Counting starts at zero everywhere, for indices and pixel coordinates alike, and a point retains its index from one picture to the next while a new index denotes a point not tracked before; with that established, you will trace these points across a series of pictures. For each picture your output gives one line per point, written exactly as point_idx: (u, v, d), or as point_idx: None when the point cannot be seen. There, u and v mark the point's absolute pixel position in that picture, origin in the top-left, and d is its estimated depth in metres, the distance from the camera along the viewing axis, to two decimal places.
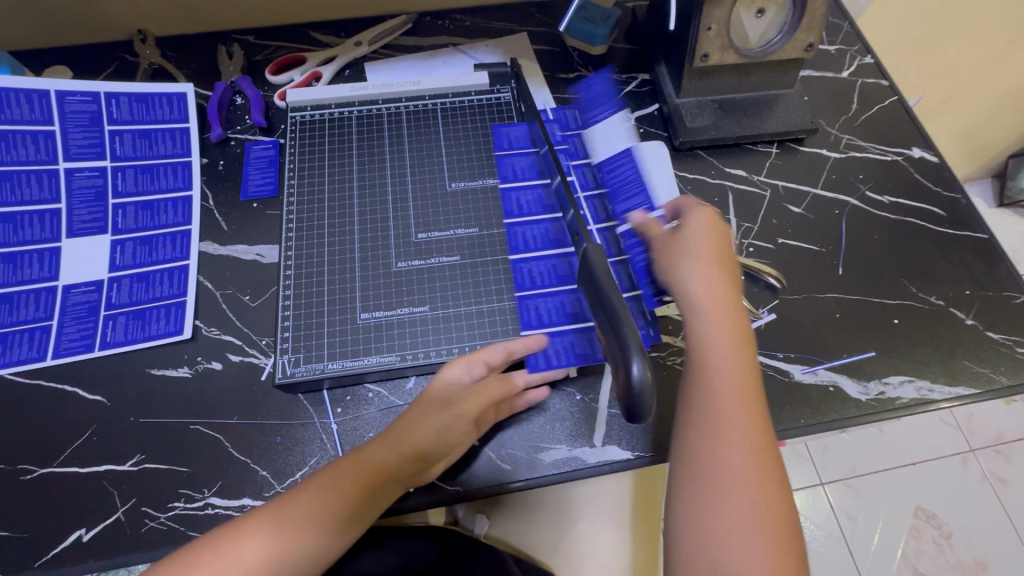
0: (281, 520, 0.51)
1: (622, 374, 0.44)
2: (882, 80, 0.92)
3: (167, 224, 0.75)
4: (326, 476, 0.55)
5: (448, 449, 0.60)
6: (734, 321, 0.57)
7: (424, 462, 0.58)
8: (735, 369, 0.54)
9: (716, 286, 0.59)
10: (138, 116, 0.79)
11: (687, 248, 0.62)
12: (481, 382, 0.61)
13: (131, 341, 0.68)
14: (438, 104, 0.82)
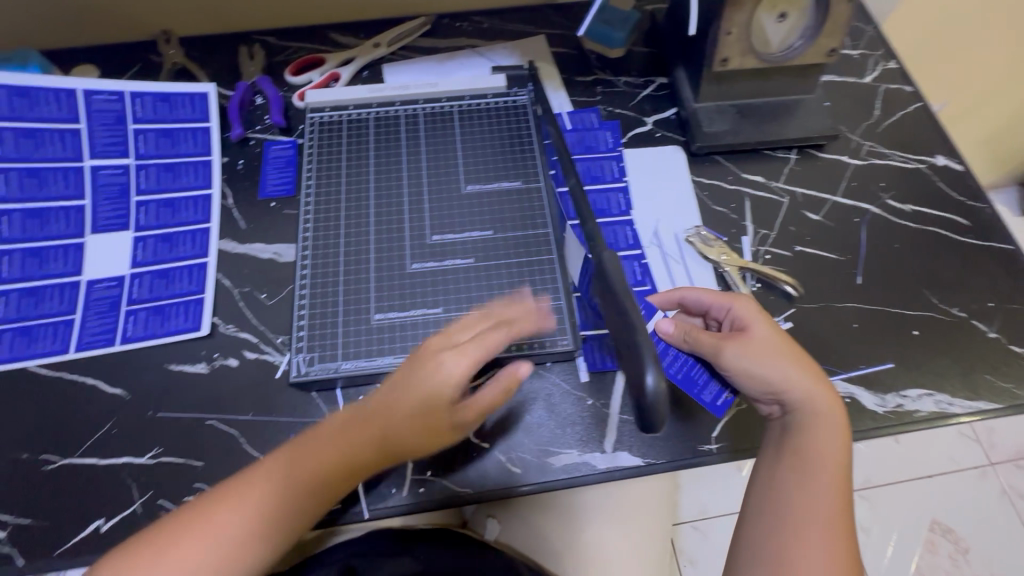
0: (265, 520, 0.54)
1: (635, 382, 0.44)
2: (906, 86, 0.90)
3: (189, 222, 0.76)
4: (306, 478, 0.54)
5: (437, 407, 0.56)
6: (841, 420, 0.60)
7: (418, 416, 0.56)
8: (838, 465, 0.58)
9: (817, 385, 0.60)
10: (160, 115, 0.80)
11: (771, 350, 0.61)
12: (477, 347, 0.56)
13: (150, 336, 0.69)
14: (455, 106, 0.82)
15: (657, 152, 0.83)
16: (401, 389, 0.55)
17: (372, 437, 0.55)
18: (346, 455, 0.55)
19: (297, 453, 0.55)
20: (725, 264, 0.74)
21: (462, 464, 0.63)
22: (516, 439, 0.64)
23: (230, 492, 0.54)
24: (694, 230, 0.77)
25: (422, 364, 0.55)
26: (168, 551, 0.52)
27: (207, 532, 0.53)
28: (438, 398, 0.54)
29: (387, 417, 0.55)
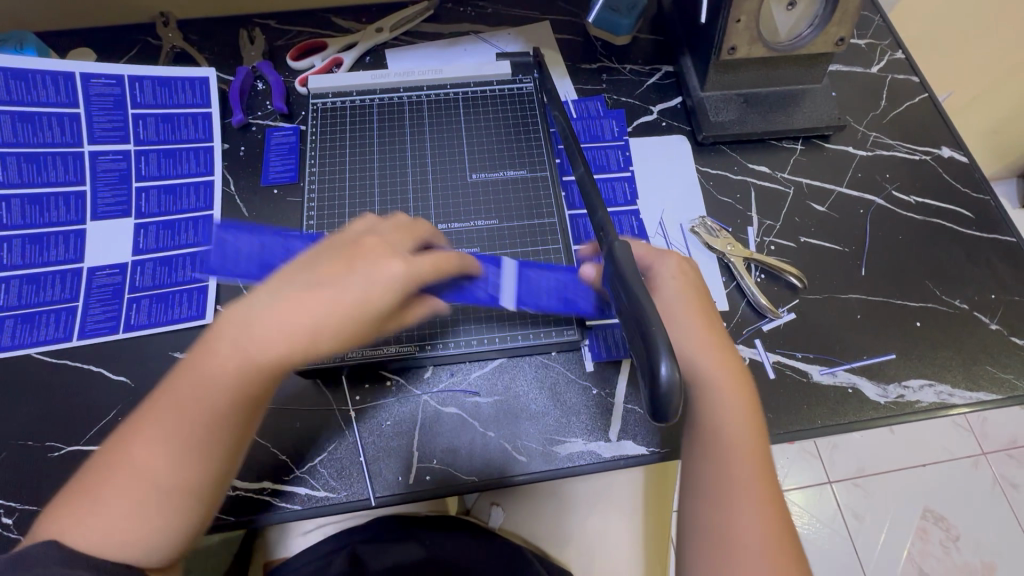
0: (175, 453, 0.44)
1: (646, 373, 0.44)
2: (913, 77, 0.89)
3: (191, 210, 0.76)
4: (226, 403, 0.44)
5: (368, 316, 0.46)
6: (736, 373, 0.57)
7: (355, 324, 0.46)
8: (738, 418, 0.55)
9: (712, 346, 0.57)
10: (160, 100, 0.79)
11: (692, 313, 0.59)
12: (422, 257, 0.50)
13: (155, 324, 0.69)
14: (459, 94, 0.81)
15: (663, 142, 0.83)
16: (337, 294, 0.45)
17: (286, 347, 0.44)
18: (245, 367, 0.44)
19: (189, 377, 0.44)
20: (730, 255, 0.73)
21: (469, 453, 0.64)
22: (523, 428, 0.65)
23: (134, 431, 0.45)
24: (700, 220, 0.77)
25: (353, 265, 0.46)
26: (86, 504, 0.44)
27: (119, 476, 0.44)
28: (377, 304, 0.46)
29: (311, 324, 0.44)
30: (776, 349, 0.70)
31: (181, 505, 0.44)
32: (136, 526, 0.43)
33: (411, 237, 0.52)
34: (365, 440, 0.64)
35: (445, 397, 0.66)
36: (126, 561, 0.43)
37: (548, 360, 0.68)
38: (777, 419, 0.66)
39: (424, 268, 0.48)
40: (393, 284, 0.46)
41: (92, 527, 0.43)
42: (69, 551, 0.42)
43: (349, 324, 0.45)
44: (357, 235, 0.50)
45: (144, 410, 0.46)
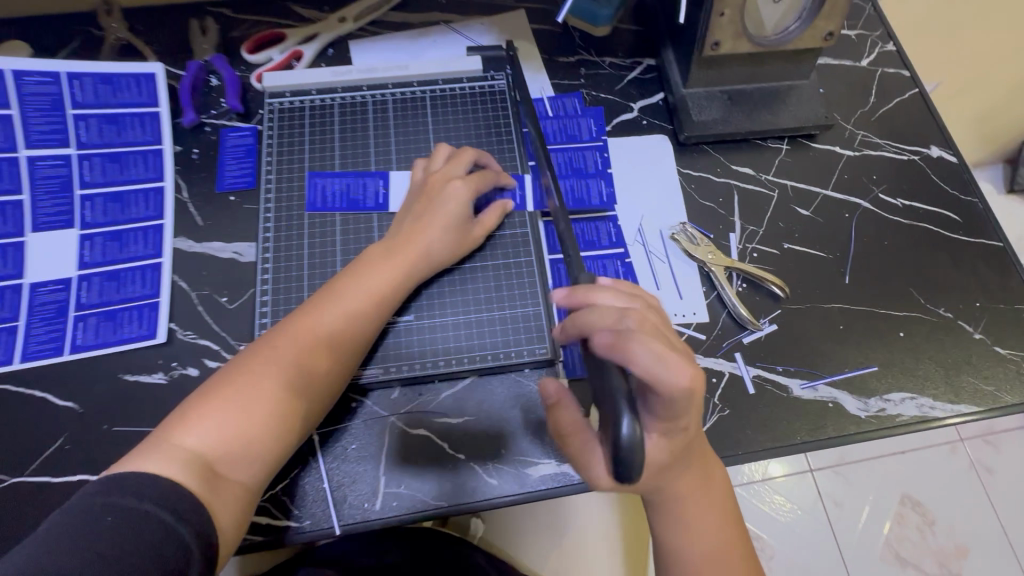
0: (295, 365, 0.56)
1: (613, 430, 0.43)
2: (903, 71, 0.86)
3: (140, 219, 0.71)
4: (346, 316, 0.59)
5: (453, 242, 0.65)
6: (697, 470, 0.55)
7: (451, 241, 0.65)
8: (700, 513, 0.56)
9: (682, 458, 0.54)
10: (101, 98, 0.73)
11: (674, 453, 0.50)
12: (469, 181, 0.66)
13: (102, 345, 0.64)
14: (427, 92, 0.77)
15: (643, 142, 0.79)
16: (431, 218, 0.64)
17: (400, 265, 0.62)
18: (373, 282, 0.61)
19: (320, 298, 0.60)
20: (711, 264, 0.71)
21: (438, 478, 0.61)
22: (495, 450, 0.62)
23: (267, 345, 0.57)
24: (680, 226, 0.73)
25: (432, 200, 0.65)
26: (211, 408, 0.52)
27: (244, 385, 0.54)
28: (460, 220, 0.65)
29: (417, 247, 0.63)
30: (756, 363, 0.67)
31: (295, 411, 0.55)
32: (250, 429, 0.53)
33: (462, 162, 0.67)
34: (328, 467, 0.61)
35: (413, 418, 0.63)
36: (235, 461, 0.52)
37: (520, 376, 0.65)
38: (756, 436, 0.64)
39: (476, 185, 0.66)
40: (461, 202, 0.64)
41: (215, 426, 0.52)
42: (191, 446, 0.50)
43: (439, 243, 0.64)
44: (427, 177, 0.67)
45: (278, 327, 0.59)
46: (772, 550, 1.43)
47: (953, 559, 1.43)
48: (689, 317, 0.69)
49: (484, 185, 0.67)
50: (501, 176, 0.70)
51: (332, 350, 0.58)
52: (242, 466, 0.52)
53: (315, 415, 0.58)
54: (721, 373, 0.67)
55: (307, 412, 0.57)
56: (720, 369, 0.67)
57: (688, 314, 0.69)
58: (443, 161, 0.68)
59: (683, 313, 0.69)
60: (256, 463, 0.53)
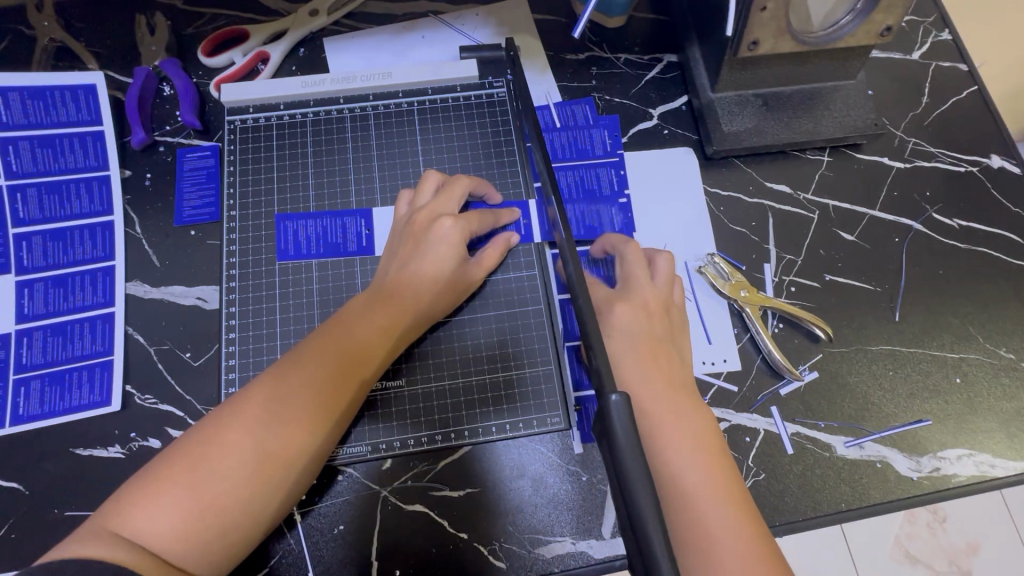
0: (269, 431, 0.45)
1: None
2: (960, 64, 0.75)
3: (86, 260, 0.61)
4: (329, 367, 0.49)
5: (449, 282, 0.57)
6: (676, 389, 0.51)
7: (446, 282, 0.56)
8: (699, 459, 0.47)
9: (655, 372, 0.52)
10: (34, 117, 0.63)
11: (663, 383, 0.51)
12: (465, 217, 0.58)
13: (49, 414, 0.56)
14: (414, 104, 0.67)
15: (664, 156, 0.69)
16: (422, 260, 0.56)
17: (393, 315, 0.54)
18: (362, 333, 0.52)
19: (300, 350, 0.50)
20: (743, 303, 0.62)
21: (438, 562, 0.54)
22: (500, 527, 0.55)
23: (234, 408, 0.46)
24: (709, 258, 0.64)
25: (422, 239, 0.56)
26: (161, 487, 0.42)
27: (205, 459, 0.43)
28: (455, 260, 0.57)
29: (407, 294, 0.55)
30: (795, 419, 0.59)
31: (266, 491, 0.45)
32: (208, 516, 0.42)
33: (455, 195, 0.59)
34: (313, 552, 0.54)
35: (407, 493, 0.56)
36: (186, 557, 0.41)
37: (527, 443, 0.58)
38: (796, 503, 0.57)
39: (472, 224, 0.58)
40: (454, 243, 0.56)
41: (165, 510, 0.41)
42: (134, 536, 0.40)
43: (431, 288, 0.56)
44: (413, 215, 0.58)
45: (251, 384, 0.48)
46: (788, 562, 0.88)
47: (966, 558, 0.92)
48: (719, 366, 0.61)
49: (481, 220, 0.59)
50: (502, 211, 0.61)
51: (314, 417, 0.47)
52: (194, 562, 0.42)
53: (290, 496, 0.47)
54: (756, 431, 0.59)
55: (281, 494, 0.46)
56: (754, 427, 0.59)
57: (718, 361, 0.61)
58: (432, 193, 0.59)
59: (711, 361, 0.61)
60: (213, 557, 0.43)
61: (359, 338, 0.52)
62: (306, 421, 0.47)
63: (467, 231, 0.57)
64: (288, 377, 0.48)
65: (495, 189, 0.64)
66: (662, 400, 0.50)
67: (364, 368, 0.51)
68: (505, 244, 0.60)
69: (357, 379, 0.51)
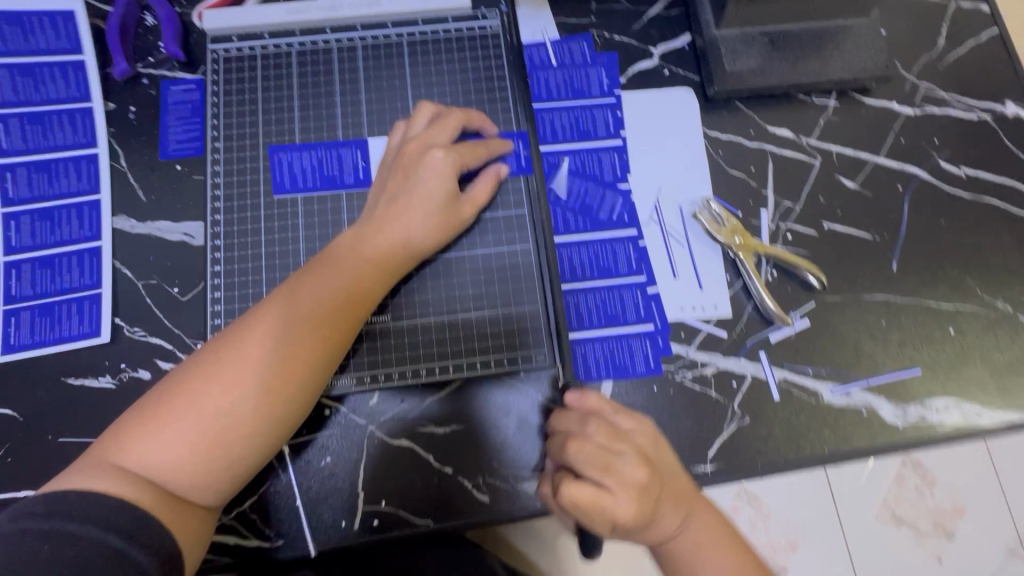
0: (262, 370, 0.45)
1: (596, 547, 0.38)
2: (982, 4, 0.71)
3: (71, 193, 0.60)
4: (322, 307, 0.49)
5: (443, 218, 0.55)
6: (614, 447, 0.46)
7: (439, 219, 0.55)
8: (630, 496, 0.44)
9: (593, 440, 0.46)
10: (11, 45, 0.61)
11: (592, 455, 0.45)
12: (455, 149, 0.56)
13: (40, 344, 0.57)
14: (403, 36, 0.65)
15: (663, 97, 0.66)
16: (410, 195, 0.55)
17: (388, 256, 0.54)
18: (356, 272, 0.51)
19: (292, 288, 0.49)
20: (736, 249, 0.61)
21: (424, 495, 0.55)
22: (483, 462, 0.56)
23: (228, 347, 0.46)
24: (704, 203, 0.63)
25: (412, 173, 0.55)
26: (160, 422, 0.43)
27: (202, 398, 0.43)
28: (446, 196, 0.55)
29: (400, 233, 0.54)
30: (783, 364, 0.59)
31: (266, 428, 0.45)
32: (211, 451, 0.43)
33: (448, 128, 0.57)
34: (301, 482, 0.55)
35: (393, 428, 0.56)
36: (191, 489, 0.43)
37: (512, 381, 0.58)
38: (779, 447, 0.57)
39: (463, 157, 0.57)
40: (445, 176, 0.55)
41: (167, 445, 0.42)
42: (138, 467, 0.41)
43: (422, 225, 0.55)
44: (402, 144, 0.57)
45: (243, 320, 0.48)
46: (768, 510, 0.91)
47: (952, 520, 0.91)
48: (709, 311, 0.60)
49: (472, 153, 0.58)
50: (494, 144, 0.60)
51: (311, 356, 0.47)
52: (200, 493, 0.43)
53: (291, 433, 0.48)
54: (743, 376, 0.59)
55: (281, 432, 0.46)
56: (742, 371, 0.59)
57: (708, 307, 0.60)
58: (422, 124, 0.58)
59: (702, 306, 0.61)
60: (219, 489, 0.44)
61: (350, 277, 0.51)
62: (300, 360, 0.47)
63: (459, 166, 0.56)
64: (280, 317, 0.47)
65: (490, 123, 0.62)
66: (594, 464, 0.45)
67: (358, 308, 0.51)
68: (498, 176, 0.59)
69: (352, 318, 0.50)
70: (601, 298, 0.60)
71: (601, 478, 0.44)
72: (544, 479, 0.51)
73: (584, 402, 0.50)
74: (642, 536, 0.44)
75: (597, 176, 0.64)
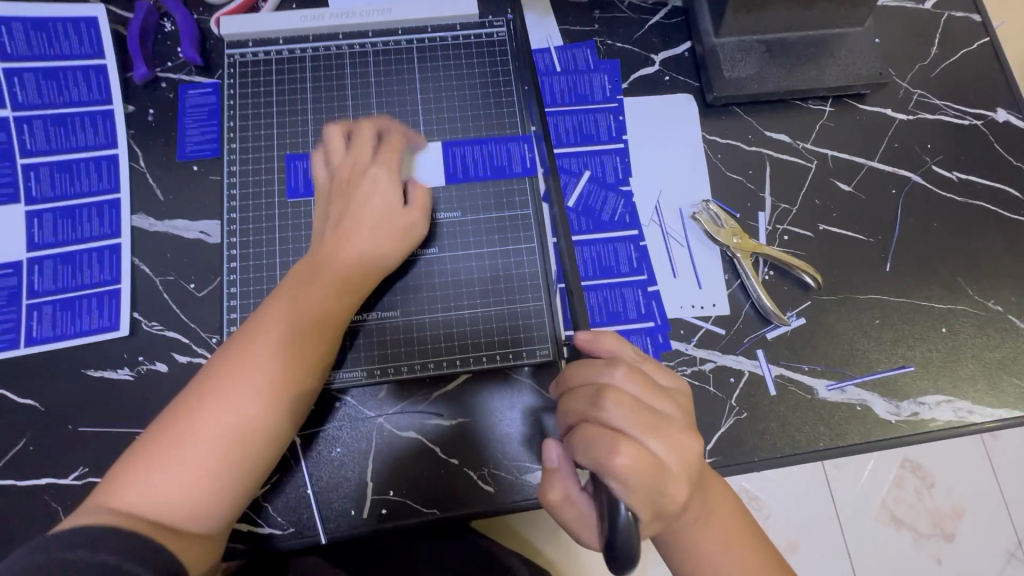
0: (240, 395, 0.47)
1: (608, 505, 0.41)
2: (974, 14, 0.73)
3: (93, 192, 0.62)
4: (293, 328, 0.50)
5: (401, 227, 0.57)
6: (655, 409, 0.44)
7: (404, 230, 0.57)
8: (676, 462, 0.43)
9: (636, 399, 0.44)
10: (36, 49, 0.63)
11: (638, 412, 0.43)
12: (382, 162, 0.58)
13: (61, 338, 0.59)
14: (413, 42, 0.67)
15: (664, 102, 0.68)
16: (359, 211, 0.56)
17: (354, 276, 0.54)
18: (325, 290, 0.53)
19: (256, 317, 0.51)
20: (734, 249, 0.63)
21: (431, 486, 0.57)
22: (489, 454, 0.58)
23: (201, 384, 0.47)
24: (704, 205, 0.65)
25: (354, 193, 0.56)
26: (146, 464, 0.44)
27: (188, 434, 0.45)
28: (393, 209, 0.57)
29: (360, 251, 0.55)
30: (780, 361, 0.61)
31: (255, 450, 0.47)
32: (206, 477, 0.45)
33: (364, 141, 0.59)
34: (312, 472, 0.57)
35: (401, 420, 0.58)
36: (192, 516, 0.44)
37: (517, 374, 0.60)
38: (777, 441, 0.59)
39: (392, 166, 0.58)
40: (383, 192, 0.57)
41: (157, 483, 0.44)
42: (135, 509, 0.42)
43: (379, 239, 0.56)
44: (337, 169, 0.58)
45: (210, 359, 0.49)
46: (768, 511, 0.92)
47: (951, 523, 0.92)
48: (708, 310, 0.62)
49: (400, 162, 0.59)
50: (405, 138, 0.62)
51: (290, 373, 0.49)
52: (204, 517, 0.45)
53: (280, 451, 0.49)
54: (741, 372, 0.60)
55: (273, 446, 0.48)
56: (739, 368, 0.61)
57: (707, 305, 0.62)
58: (345, 146, 0.59)
59: (700, 304, 0.62)
60: (221, 510, 0.46)
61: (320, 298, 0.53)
62: (278, 378, 0.48)
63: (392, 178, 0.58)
64: (249, 346, 0.49)
65: (413, 131, 0.64)
66: (642, 428, 0.43)
67: (332, 324, 0.53)
68: None
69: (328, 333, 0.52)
70: (603, 296, 0.62)
71: (651, 441, 0.42)
72: (556, 449, 0.50)
73: (601, 345, 0.49)
74: (681, 502, 0.43)
75: (599, 179, 0.66)
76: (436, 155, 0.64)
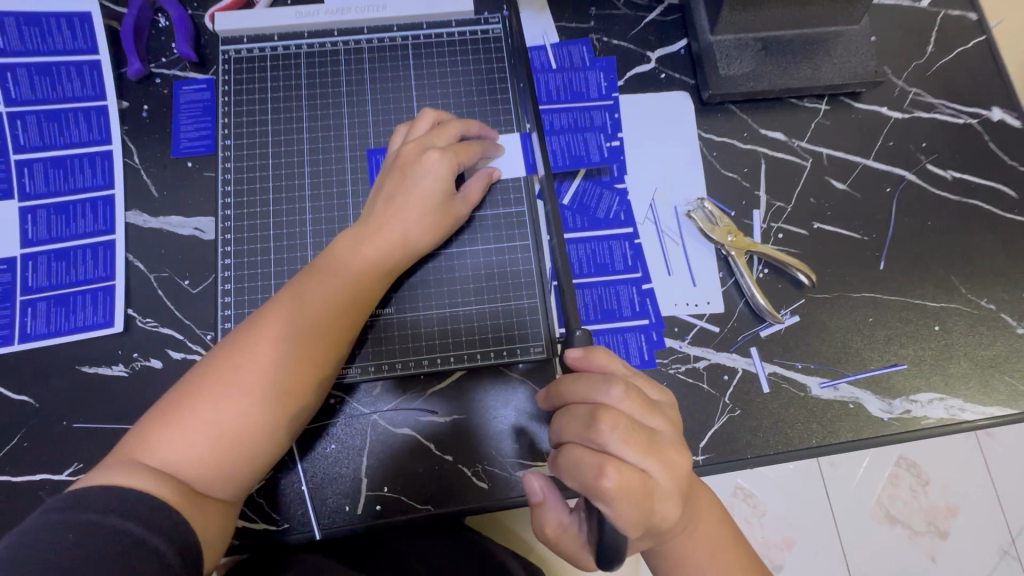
0: (275, 368, 0.47)
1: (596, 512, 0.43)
2: (970, 12, 0.73)
3: (86, 189, 0.62)
4: (329, 306, 0.51)
5: (440, 216, 0.58)
6: (647, 427, 0.44)
7: (439, 216, 0.58)
8: (666, 481, 0.43)
9: (629, 418, 0.44)
10: (29, 44, 0.63)
11: (633, 432, 0.43)
12: (452, 150, 0.58)
13: (56, 334, 0.59)
14: (409, 39, 0.67)
15: (660, 100, 0.68)
16: (406, 198, 0.56)
17: (390, 258, 0.56)
18: (361, 270, 0.54)
19: (296, 289, 0.52)
20: (729, 247, 0.63)
21: (425, 482, 0.57)
22: (484, 451, 0.58)
23: (237, 350, 0.48)
24: (699, 203, 0.65)
25: (409, 172, 0.57)
26: (177, 423, 0.45)
27: (221, 398, 0.46)
28: (440, 196, 0.57)
29: (401, 233, 0.56)
30: (773, 359, 0.61)
31: (278, 425, 0.47)
32: (234, 445, 0.45)
33: (447, 134, 0.59)
34: (307, 469, 0.57)
35: (396, 417, 0.58)
36: (214, 483, 0.45)
37: (512, 372, 0.60)
38: (769, 439, 0.59)
39: (457, 155, 0.58)
40: (439, 177, 0.56)
41: (188, 444, 0.44)
42: (162, 465, 0.43)
43: (418, 223, 0.56)
44: (398, 150, 0.59)
45: (248, 324, 0.50)
46: (764, 508, 0.93)
47: (944, 520, 0.93)
48: (702, 307, 0.62)
49: (466, 151, 0.59)
50: (488, 146, 0.62)
51: (321, 352, 0.50)
52: (223, 486, 0.45)
53: (299, 428, 0.50)
54: (734, 370, 0.61)
55: (296, 422, 0.49)
56: (733, 365, 0.61)
57: (701, 303, 0.63)
58: (424, 130, 0.59)
59: (695, 302, 0.63)
60: (240, 481, 0.46)
61: (356, 278, 0.53)
62: (312, 355, 0.49)
63: (449, 163, 0.57)
64: (289, 317, 0.49)
65: (490, 127, 0.65)
66: (635, 449, 0.42)
67: (364, 304, 0.54)
68: (490, 176, 0.62)
69: (359, 312, 0.54)
70: (598, 294, 0.62)
71: (642, 459, 0.42)
72: (538, 481, 0.50)
73: (594, 360, 0.48)
74: (672, 517, 0.43)
75: (595, 176, 0.66)
76: (513, 145, 0.65)
